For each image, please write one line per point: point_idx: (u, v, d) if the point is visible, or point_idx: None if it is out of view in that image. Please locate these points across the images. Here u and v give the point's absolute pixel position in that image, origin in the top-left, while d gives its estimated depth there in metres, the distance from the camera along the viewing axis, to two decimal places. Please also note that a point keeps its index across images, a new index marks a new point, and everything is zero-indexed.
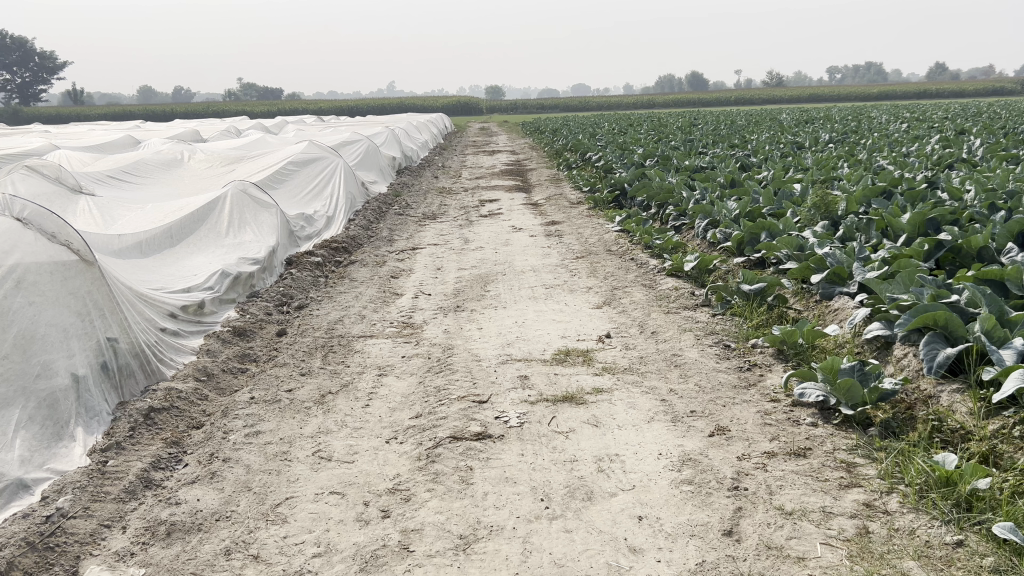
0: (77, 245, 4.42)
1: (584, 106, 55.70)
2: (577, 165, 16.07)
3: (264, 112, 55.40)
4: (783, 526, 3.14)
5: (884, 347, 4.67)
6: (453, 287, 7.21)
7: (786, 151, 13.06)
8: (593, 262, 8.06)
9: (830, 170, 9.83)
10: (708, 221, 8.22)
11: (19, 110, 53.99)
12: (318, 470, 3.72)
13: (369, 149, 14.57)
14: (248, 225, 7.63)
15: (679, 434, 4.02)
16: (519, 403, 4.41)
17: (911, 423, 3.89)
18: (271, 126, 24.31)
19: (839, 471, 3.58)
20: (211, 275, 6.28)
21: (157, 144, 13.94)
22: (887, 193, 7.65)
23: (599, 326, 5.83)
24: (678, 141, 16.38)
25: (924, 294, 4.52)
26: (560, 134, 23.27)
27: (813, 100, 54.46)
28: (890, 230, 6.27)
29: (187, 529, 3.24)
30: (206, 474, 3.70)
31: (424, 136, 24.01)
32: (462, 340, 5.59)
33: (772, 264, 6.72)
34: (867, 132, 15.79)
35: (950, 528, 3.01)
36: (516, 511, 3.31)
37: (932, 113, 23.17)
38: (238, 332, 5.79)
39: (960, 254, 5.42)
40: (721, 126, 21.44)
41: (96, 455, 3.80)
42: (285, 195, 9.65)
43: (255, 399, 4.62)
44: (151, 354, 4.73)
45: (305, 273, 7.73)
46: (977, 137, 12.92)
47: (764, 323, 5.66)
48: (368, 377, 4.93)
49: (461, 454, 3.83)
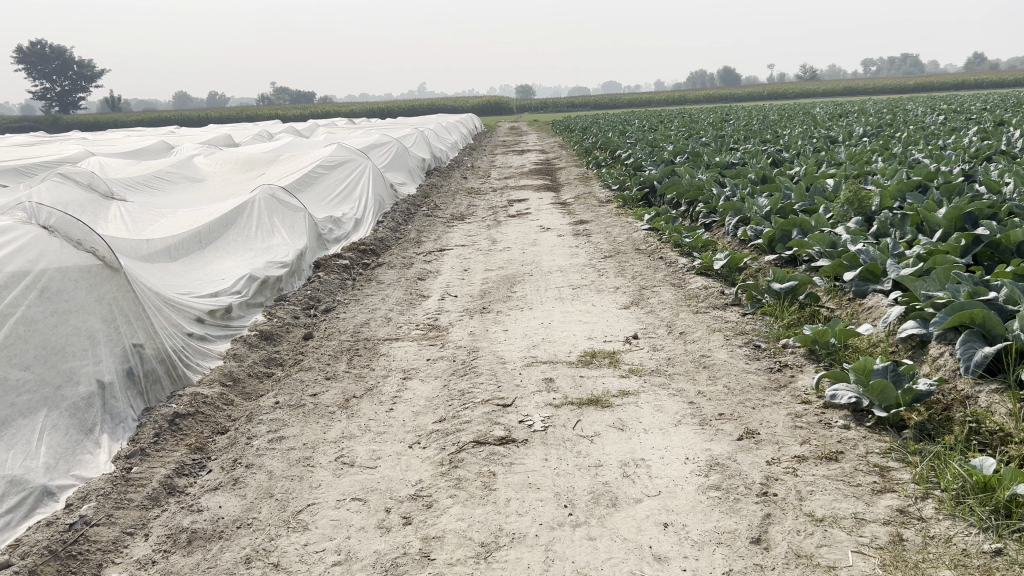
0: (102, 252, 4.45)
1: (613, 104, 55.66)
2: (607, 162, 15.97)
3: (298, 115, 55.99)
4: (813, 534, 3.06)
5: (920, 346, 4.55)
6: (479, 288, 7.15)
7: (819, 146, 12.84)
8: (621, 262, 7.98)
9: (864, 164, 9.65)
10: (738, 218, 8.10)
11: (59, 120, 55.21)
12: (340, 476, 3.69)
13: (397, 152, 14.60)
14: (277, 228, 7.67)
15: (707, 438, 3.94)
16: (544, 407, 4.36)
17: (948, 425, 3.78)
18: (303, 130, 24.47)
19: (872, 475, 3.48)
20: (239, 278, 6.31)
21: (189, 150, 14.08)
22: (923, 187, 7.49)
23: (626, 328, 5.76)
24: (709, 137, 16.16)
25: (961, 291, 4.39)
26: (589, 132, 23.19)
27: (848, 93, 53.77)
28: (925, 226, 6.12)
29: (207, 538, 3.23)
30: (229, 480, 3.70)
31: (454, 137, 24.05)
32: (488, 342, 5.55)
33: (804, 261, 6.58)
34: (901, 125, 15.55)
35: (989, 536, 2.90)
36: (539, 518, 3.25)
37: (973, 106, 22.66)
38: (265, 336, 5.81)
39: (999, 250, 5.27)
40: (753, 122, 21.10)
41: (121, 462, 3.81)
42: (313, 198, 9.67)
43: (280, 403, 4.61)
44: (177, 360, 4.75)
45: (333, 276, 7.73)
46: (1017, 129, 12.59)
47: (796, 323, 5.54)
48: (393, 381, 4.90)
49: (484, 459, 3.79)
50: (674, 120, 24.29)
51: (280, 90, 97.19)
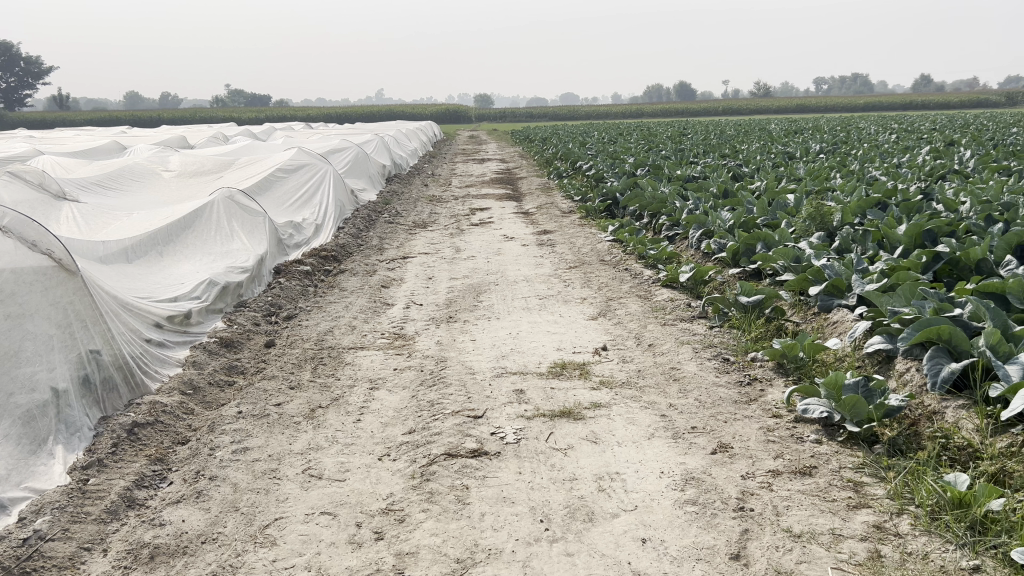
0: (58, 253, 4.26)
1: (571, 117, 56.35)
2: (568, 173, 16.00)
3: (253, 120, 55.26)
4: (792, 550, 3.04)
5: (885, 361, 4.59)
6: (444, 297, 7.07)
7: (777, 161, 13.01)
8: (587, 272, 7.97)
9: (824, 181, 9.79)
10: (702, 231, 8.14)
11: (6, 118, 53.88)
12: (308, 489, 3.59)
13: (359, 157, 14.46)
14: (237, 232, 7.50)
15: (680, 451, 3.91)
16: (516, 419, 4.30)
17: (917, 440, 3.80)
18: (260, 133, 24.13)
19: (846, 491, 3.48)
20: (198, 283, 6.14)
21: (144, 151, 13.75)
22: (882, 205, 7.62)
23: (594, 339, 5.73)
24: (670, 150, 16.31)
25: (926, 307, 4.44)
26: (549, 142, 23.24)
27: (800, 110, 54.83)
28: (886, 242, 6.21)
29: (171, 553, 3.10)
30: (192, 493, 3.57)
31: (414, 145, 23.96)
32: (456, 352, 5.46)
33: (769, 275, 6.63)
34: (856, 143, 15.86)
35: (965, 552, 2.91)
36: (515, 533, 3.19)
37: (922, 125, 23.22)
38: (225, 343, 5.65)
39: (958, 266, 5.37)
40: (711, 136, 21.35)
41: (77, 473, 3.66)
42: (273, 203, 9.49)
43: (243, 413, 4.47)
44: (136, 367, 4.59)
45: (294, 282, 7.59)
46: (966, 149, 12.92)
47: (763, 337, 5.56)
48: (359, 391, 4.79)
49: (456, 472, 3.71)
50: (632, 133, 24.45)
51: (234, 93, 96.26)
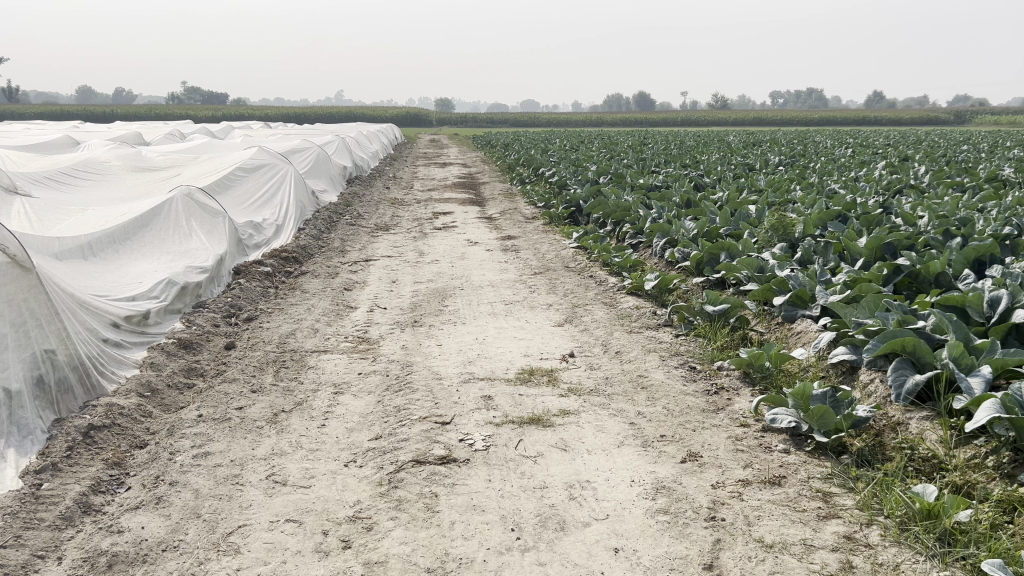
0: (12, 248, 4.09)
1: (533, 123, 56.56)
2: (531, 180, 16.00)
3: (212, 117, 54.55)
4: (764, 560, 3.03)
5: (850, 372, 4.63)
6: (409, 301, 6.99)
7: (738, 172, 13.17)
8: (551, 279, 7.95)
9: (785, 192, 9.90)
10: (665, 240, 8.17)
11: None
12: (272, 495, 3.49)
13: (320, 157, 14.29)
14: (195, 231, 7.33)
15: (651, 460, 3.89)
16: (485, 425, 4.25)
17: (883, 452, 3.83)
18: (218, 132, 23.76)
19: (816, 501, 3.49)
20: (156, 282, 6.00)
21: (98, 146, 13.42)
22: (842, 217, 7.71)
23: (561, 346, 5.70)
24: (632, 159, 16.40)
25: (890, 319, 4.47)
26: (511, 148, 23.30)
27: (757, 124, 55.79)
28: (847, 253, 6.27)
29: (130, 561, 2.99)
30: (151, 499, 3.45)
31: (375, 147, 23.82)
32: (421, 356, 5.40)
33: (733, 285, 6.67)
34: (814, 156, 16.12)
35: (935, 563, 2.93)
36: (486, 542, 3.14)
37: (877, 140, 23.71)
38: (184, 344, 5.51)
39: (917, 279, 5.42)
40: (671, 146, 21.58)
41: (30, 478, 3.53)
42: (232, 201, 9.31)
43: (204, 417, 4.35)
44: (92, 368, 4.45)
45: (254, 283, 7.44)
46: (921, 164, 13.20)
47: (729, 346, 5.58)
48: (324, 395, 4.70)
49: (424, 480, 3.64)
50: (594, 142, 24.62)
51: (190, 91, 95.04)
